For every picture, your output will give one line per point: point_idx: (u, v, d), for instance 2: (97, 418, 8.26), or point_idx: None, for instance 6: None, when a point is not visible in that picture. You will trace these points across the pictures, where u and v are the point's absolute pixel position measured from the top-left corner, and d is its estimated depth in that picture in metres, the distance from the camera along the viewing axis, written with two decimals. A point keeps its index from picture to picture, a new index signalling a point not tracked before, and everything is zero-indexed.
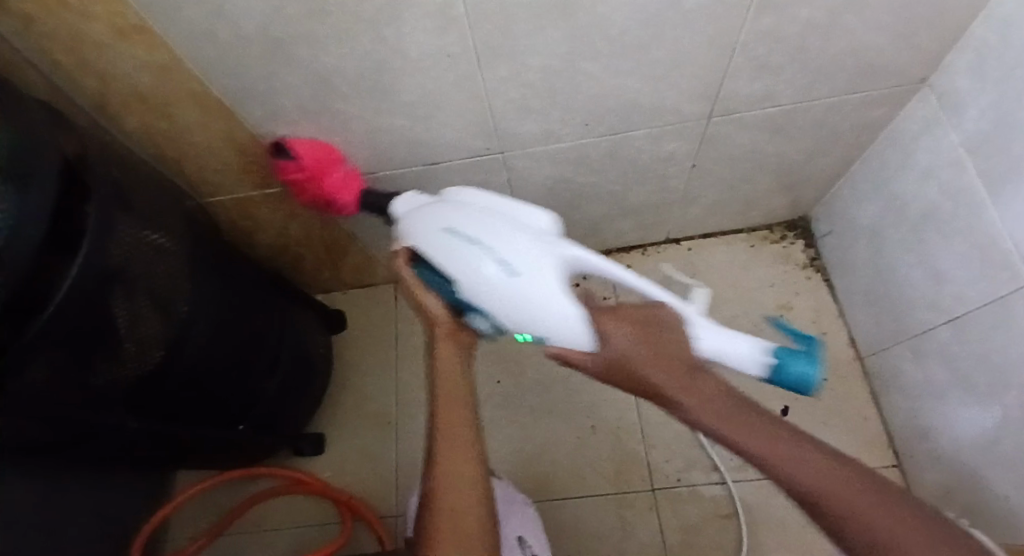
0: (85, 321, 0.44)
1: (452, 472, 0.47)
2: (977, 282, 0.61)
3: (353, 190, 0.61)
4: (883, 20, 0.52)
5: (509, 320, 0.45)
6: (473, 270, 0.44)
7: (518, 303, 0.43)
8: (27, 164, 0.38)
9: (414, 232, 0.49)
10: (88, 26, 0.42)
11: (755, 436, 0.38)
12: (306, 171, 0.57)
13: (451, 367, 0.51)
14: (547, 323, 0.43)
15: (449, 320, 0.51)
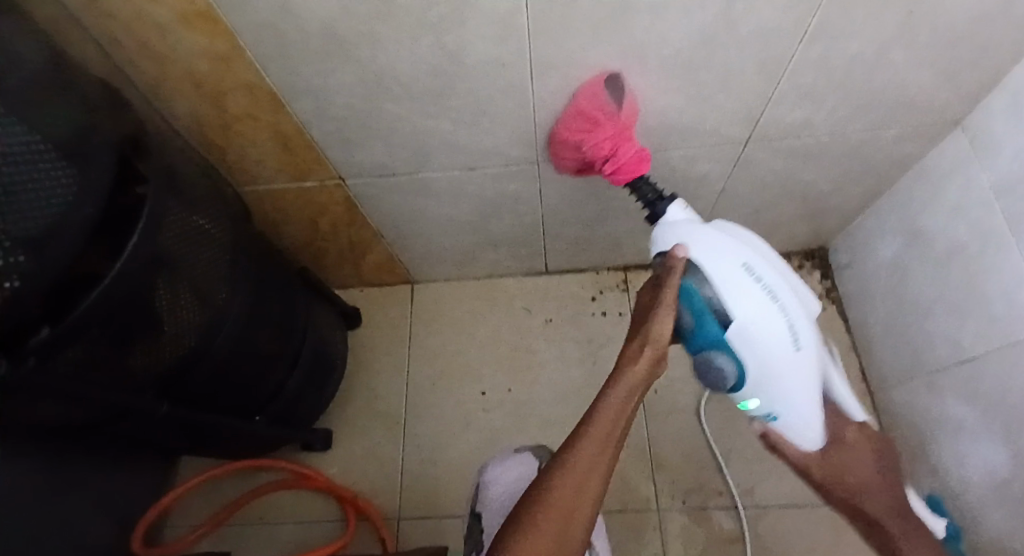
0: (130, 302, 0.44)
1: (572, 488, 0.40)
2: (1001, 323, 0.62)
3: (643, 162, 0.57)
4: (928, 59, 0.53)
5: (762, 380, 0.50)
6: (767, 330, 0.48)
7: (788, 375, 0.49)
8: (85, 142, 0.39)
9: (703, 255, 0.49)
10: (156, 10, 0.43)
11: (869, 492, 0.53)
12: (612, 122, 0.54)
13: (639, 374, 0.45)
14: (792, 399, 0.51)
15: (667, 342, 0.47)
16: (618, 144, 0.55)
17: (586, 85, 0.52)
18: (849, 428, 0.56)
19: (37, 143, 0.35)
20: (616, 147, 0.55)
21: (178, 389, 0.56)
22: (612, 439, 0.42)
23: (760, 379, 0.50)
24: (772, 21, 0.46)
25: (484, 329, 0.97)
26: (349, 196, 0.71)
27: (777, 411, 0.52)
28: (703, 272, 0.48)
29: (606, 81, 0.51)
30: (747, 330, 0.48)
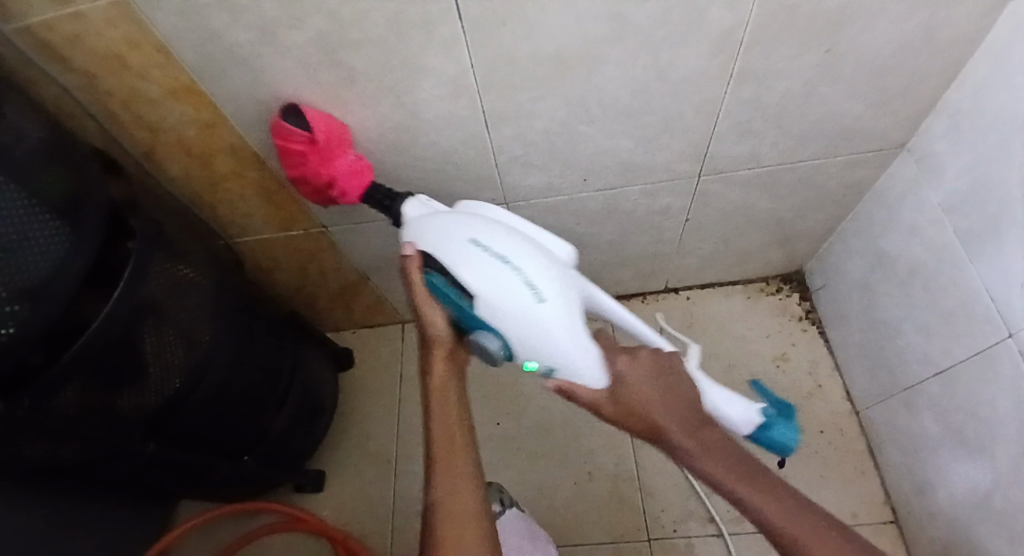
0: (116, 348, 0.48)
1: (449, 503, 0.47)
2: (960, 337, 0.63)
3: (361, 176, 0.55)
4: (857, 92, 0.57)
5: (524, 344, 0.48)
6: (505, 289, 0.46)
7: (539, 324, 0.46)
8: (78, 206, 0.44)
9: (428, 237, 0.49)
10: (147, 86, 0.48)
11: (671, 421, 0.48)
12: (314, 146, 0.50)
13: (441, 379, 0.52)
14: (558, 347, 0.47)
15: (448, 337, 0.52)
16: (323, 169, 0.52)
17: (273, 121, 0.51)
18: (618, 355, 0.50)
19: (34, 209, 0.40)
20: (322, 172, 0.53)
21: (165, 431, 0.59)
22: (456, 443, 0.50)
23: (517, 338, 0.47)
24: (701, 68, 0.51)
25: (473, 365, 1.00)
26: (334, 242, 0.75)
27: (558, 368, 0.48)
28: (429, 253, 0.49)
29: (291, 110, 0.50)
30: (480, 298, 0.46)
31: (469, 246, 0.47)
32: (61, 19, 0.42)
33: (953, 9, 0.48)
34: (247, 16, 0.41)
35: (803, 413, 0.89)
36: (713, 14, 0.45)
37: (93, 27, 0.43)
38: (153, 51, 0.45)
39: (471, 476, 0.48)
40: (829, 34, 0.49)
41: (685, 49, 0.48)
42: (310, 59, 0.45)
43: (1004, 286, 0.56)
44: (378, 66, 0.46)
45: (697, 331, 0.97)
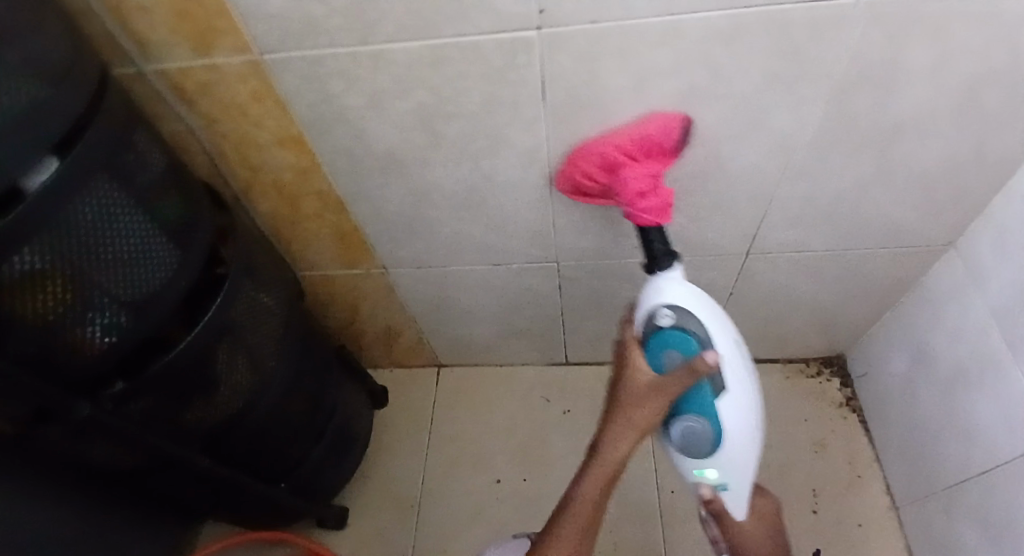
0: (196, 365, 0.52)
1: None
2: (1003, 440, 0.63)
3: (662, 215, 0.53)
4: (908, 192, 0.60)
5: (729, 456, 0.54)
6: (751, 412, 0.53)
7: (748, 454, 0.54)
8: (187, 233, 0.49)
9: (708, 312, 0.52)
10: (260, 134, 0.54)
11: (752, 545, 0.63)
12: (634, 162, 0.52)
13: (622, 448, 0.54)
14: (744, 476, 0.56)
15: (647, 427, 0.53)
16: (625, 170, 0.52)
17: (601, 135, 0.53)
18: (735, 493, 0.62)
19: (154, 233, 0.45)
20: (624, 170, 0.52)
21: (214, 448, 0.62)
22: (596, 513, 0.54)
23: (730, 459, 0.54)
24: (757, 157, 0.55)
25: (504, 417, 1.01)
26: (390, 284, 0.79)
27: (728, 487, 0.56)
28: (708, 332, 0.52)
29: (682, 123, 0.50)
30: (730, 404, 0.52)
31: (737, 350, 0.53)
32: (198, 69, 0.48)
33: (998, 134, 0.52)
34: (363, 85, 0.48)
35: (840, 504, 0.85)
36: (774, 116, 0.50)
37: (225, 78, 0.48)
38: (273, 104, 0.51)
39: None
40: (882, 143, 0.53)
41: (744, 142, 0.53)
42: (406, 122, 0.51)
43: None
44: (465, 132, 0.52)
45: None
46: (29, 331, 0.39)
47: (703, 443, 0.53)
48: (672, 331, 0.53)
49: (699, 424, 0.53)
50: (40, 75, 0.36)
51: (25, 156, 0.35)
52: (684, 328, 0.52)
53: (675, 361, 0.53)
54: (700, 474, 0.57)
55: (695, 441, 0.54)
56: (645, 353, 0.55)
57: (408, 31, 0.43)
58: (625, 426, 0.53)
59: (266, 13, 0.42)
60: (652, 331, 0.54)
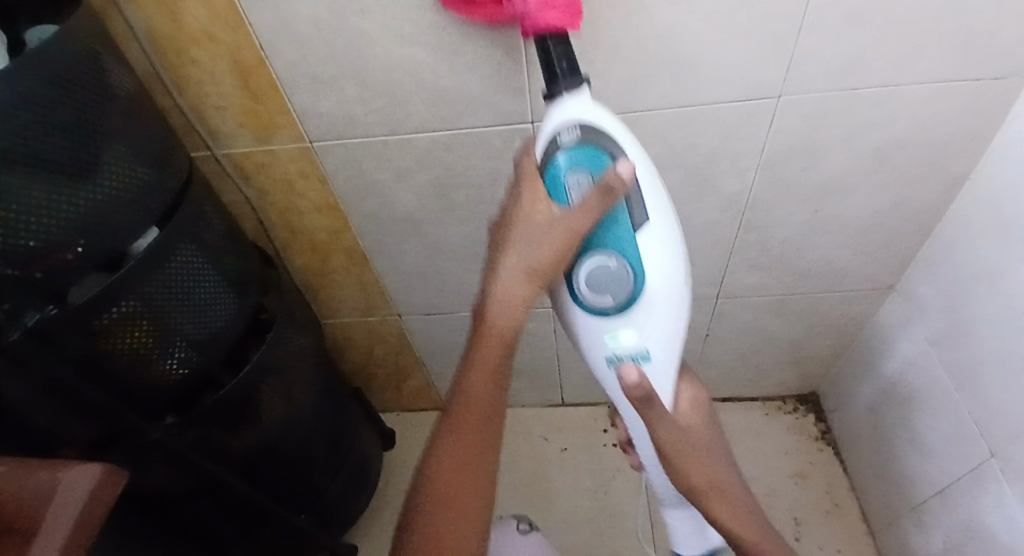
0: (246, 397, 0.60)
1: (447, 474, 0.43)
2: (954, 456, 0.71)
3: (571, 18, 0.40)
4: (846, 241, 0.71)
5: (651, 310, 0.44)
6: (676, 249, 0.43)
7: (670, 309, 0.44)
8: (245, 285, 0.59)
9: (616, 125, 0.42)
10: (303, 203, 0.65)
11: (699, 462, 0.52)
12: None
13: (519, 300, 0.43)
14: (665, 337, 0.46)
15: (544, 273, 0.42)
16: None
17: None
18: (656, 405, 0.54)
19: (222, 285, 0.56)
20: None
21: (251, 476, 0.69)
22: (497, 390, 0.44)
23: (650, 310, 0.44)
24: (715, 215, 0.67)
25: (505, 455, 1.07)
26: (403, 329, 0.89)
27: (648, 357, 0.46)
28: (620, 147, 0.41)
29: None
30: (650, 239, 0.42)
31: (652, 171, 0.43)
32: (256, 153, 0.59)
33: (912, 189, 0.64)
34: (391, 163, 0.59)
35: (821, 531, 0.92)
36: (723, 181, 0.62)
37: (278, 160, 0.60)
38: (314, 178, 0.62)
39: (483, 481, 0.44)
40: (816, 200, 0.65)
41: (702, 203, 0.65)
42: (425, 193, 0.63)
43: (981, 410, 0.65)
44: (474, 200, 0.63)
45: None
46: (124, 363, 0.48)
47: (621, 292, 0.43)
48: (577, 146, 0.41)
49: (614, 263, 0.42)
50: (147, 166, 0.46)
51: (132, 229, 0.45)
52: (592, 143, 0.40)
53: (583, 185, 0.41)
54: (614, 342, 0.46)
55: (609, 286, 0.43)
56: (546, 182, 0.42)
57: (431, 125, 0.55)
58: (522, 278, 0.42)
59: (318, 113, 0.54)
60: (549, 157, 0.42)
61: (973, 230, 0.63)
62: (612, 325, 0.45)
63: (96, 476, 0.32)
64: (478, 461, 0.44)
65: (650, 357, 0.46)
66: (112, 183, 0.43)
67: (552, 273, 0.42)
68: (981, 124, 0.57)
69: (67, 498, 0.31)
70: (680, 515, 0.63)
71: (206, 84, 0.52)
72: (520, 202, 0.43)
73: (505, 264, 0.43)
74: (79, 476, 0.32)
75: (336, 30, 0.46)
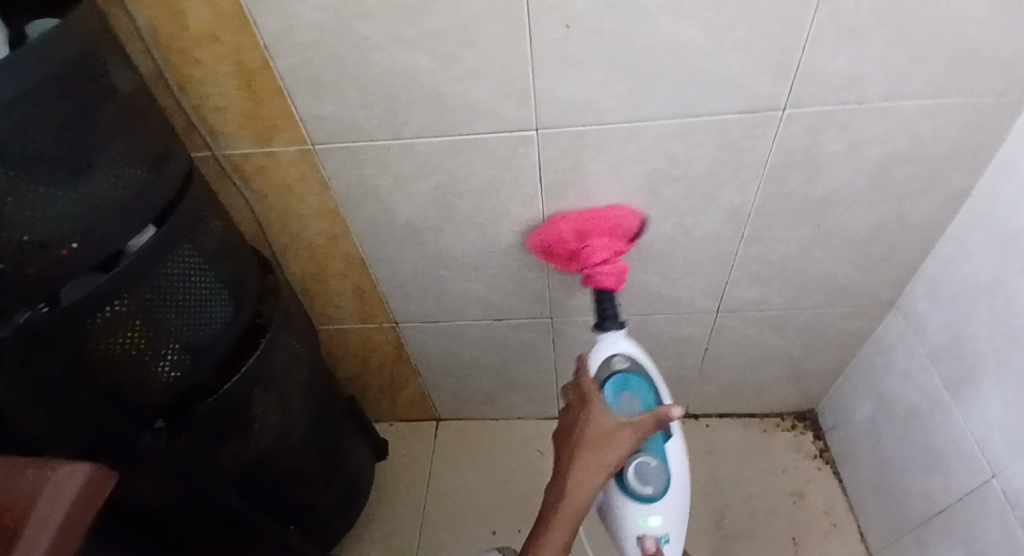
0: (238, 403, 0.59)
1: None
2: (955, 475, 0.70)
3: (617, 283, 0.64)
4: (846, 257, 0.71)
5: (673, 499, 0.56)
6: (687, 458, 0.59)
7: (683, 500, 0.57)
8: (242, 291, 0.59)
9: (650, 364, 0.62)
10: (303, 207, 0.65)
11: None
12: (603, 232, 0.62)
13: (588, 487, 0.54)
14: (679, 526, 0.57)
15: (614, 465, 0.54)
16: (591, 241, 0.62)
17: (582, 207, 0.63)
18: None
19: (220, 290, 0.55)
20: (591, 240, 0.62)
21: (243, 487, 0.67)
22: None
23: (674, 501, 0.56)
24: (716, 227, 0.67)
25: (500, 469, 1.06)
26: (400, 337, 0.88)
27: (667, 540, 0.56)
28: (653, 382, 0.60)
29: (640, 221, 0.64)
30: (675, 445, 0.58)
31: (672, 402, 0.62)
32: (255, 155, 0.59)
33: (913, 205, 0.64)
34: (392, 169, 0.59)
35: (820, 550, 0.90)
36: (723, 194, 0.62)
37: (278, 162, 0.59)
38: (315, 182, 0.61)
39: None
40: (817, 213, 0.65)
41: (703, 216, 0.65)
42: (425, 199, 0.62)
43: (983, 429, 0.64)
44: (475, 207, 0.63)
45: (716, 458, 1.01)
46: (116, 366, 0.47)
47: (654, 482, 0.56)
48: (625, 373, 0.60)
49: (653, 458, 0.56)
50: (146, 165, 0.45)
51: (130, 229, 0.44)
52: (638, 374, 0.60)
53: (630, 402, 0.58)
54: (643, 523, 0.56)
55: (650, 472, 0.56)
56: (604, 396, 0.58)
57: (433, 130, 0.54)
58: (593, 470, 0.54)
59: (320, 116, 0.54)
60: (604, 377, 0.60)
61: (976, 246, 0.63)
62: (644, 510, 0.56)
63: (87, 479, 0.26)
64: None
65: (668, 539, 0.56)
66: (107, 181, 0.42)
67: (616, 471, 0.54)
68: (980, 139, 0.57)
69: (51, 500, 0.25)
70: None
71: (208, 84, 0.52)
72: (586, 411, 0.58)
73: (578, 458, 0.55)
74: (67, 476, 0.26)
75: (341, 32, 0.46)
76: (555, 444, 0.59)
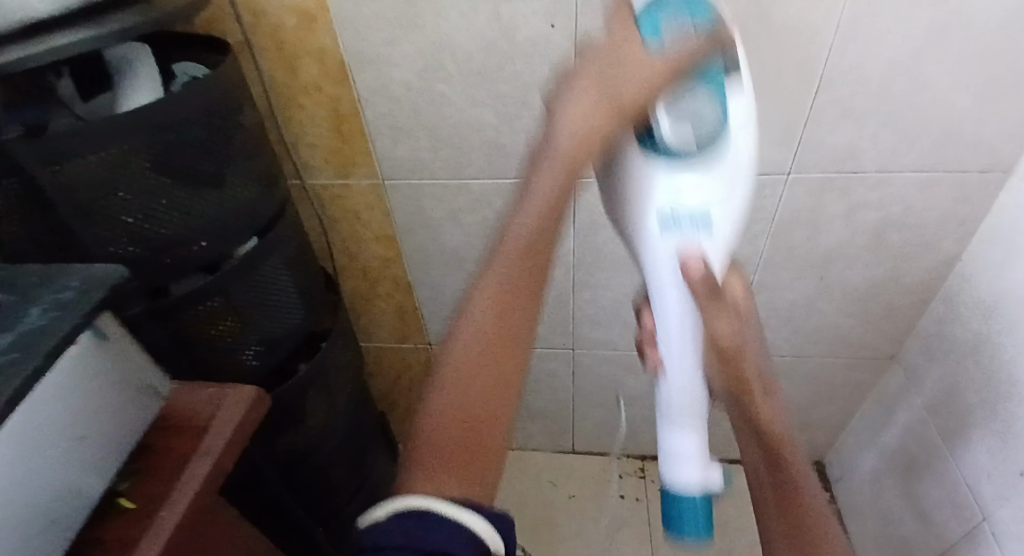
0: (295, 398, 0.67)
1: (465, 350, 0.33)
2: (950, 523, 0.74)
3: None
4: (848, 310, 0.78)
5: (727, 154, 0.35)
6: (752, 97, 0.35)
7: (746, 163, 0.35)
8: (312, 298, 0.67)
9: None
10: (365, 232, 0.74)
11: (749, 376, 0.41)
12: None
13: (590, 125, 0.35)
14: (735, 211, 0.36)
15: (622, 105, 0.34)
16: None
17: None
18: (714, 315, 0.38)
19: (297, 297, 0.64)
20: None
21: (289, 476, 0.75)
22: (542, 247, 0.35)
23: (723, 159, 0.35)
24: None
25: (513, 496, 1.10)
26: (432, 358, 0.95)
27: (706, 221, 0.36)
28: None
29: None
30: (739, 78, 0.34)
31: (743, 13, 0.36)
32: (335, 186, 0.69)
33: (909, 265, 0.71)
34: (448, 204, 0.69)
35: None
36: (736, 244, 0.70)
37: (352, 193, 0.70)
38: (380, 211, 0.71)
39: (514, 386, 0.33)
40: (820, 267, 0.72)
41: None
42: (472, 231, 0.72)
43: (974, 475, 0.69)
44: None
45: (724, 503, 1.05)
46: (209, 349, 0.56)
47: (698, 133, 0.34)
48: None
49: (702, 97, 0.34)
50: (260, 185, 0.55)
51: (241, 237, 0.54)
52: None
53: (675, 27, 0.33)
54: (669, 195, 0.35)
55: (690, 119, 0.34)
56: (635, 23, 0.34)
57: (486, 174, 0.64)
58: (601, 106, 0.35)
59: (393, 157, 0.64)
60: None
61: (966, 304, 0.69)
62: (672, 174, 0.35)
63: (243, 399, 0.45)
64: (520, 318, 0.33)
65: (710, 221, 0.36)
66: (231, 195, 0.51)
67: (633, 112, 0.34)
68: (968, 212, 0.65)
69: (228, 413, 0.44)
70: (687, 424, 0.44)
71: (307, 125, 0.63)
72: (599, 43, 0.36)
73: (577, 93, 0.36)
74: (234, 398, 0.45)
75: (423, 92, 0.57)
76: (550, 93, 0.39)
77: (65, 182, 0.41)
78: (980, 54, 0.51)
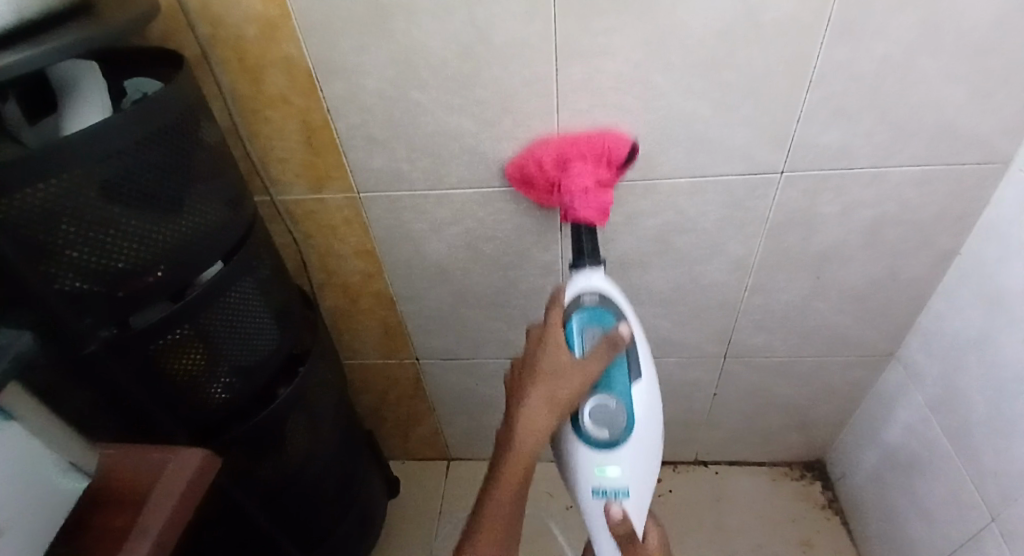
0: (274, 424, 0.64)
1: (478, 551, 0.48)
2: (958, 524, 0.72)
3: (601, 217, 0.55)
4: (846, 308, 0.76)
5: (636, 446, 0.51)
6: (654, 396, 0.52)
7: (652, 444, 0.52)
8: (289, 321, 0.64)
9: (615, 296, 0.52)
10: (342, 247, 0.71)
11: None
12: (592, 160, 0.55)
13: (539, 427, 0.49)
14: (643, 477, 0.52)
15: (566, 403, 0.49)
16: (573, 166, 0.55)
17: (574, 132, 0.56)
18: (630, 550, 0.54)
19: (272, 320, 0.60)
20: (571, 166, 0.55)
21: (272, 505, 0.71)
22: (512, 522, 0.50)
23: (635, 446, 0.51)
24: (723, 275, 0.72)
25: None
26: (419, 373, 0.92)
27: (625, 492, 0.51)
28: (619, 315, 0.51)
29: (628, 144, 0.56)
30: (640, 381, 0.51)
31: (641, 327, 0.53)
32: (308, 201, 0.65)
33: (907, 261, 0.69)
34: (428, 216, 0.65)
35: None
36: (730, 246, 0.68)
37: (327, 208, 0.66)
38: (357, 225, 0.68)
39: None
40: (816, 266, 0.70)
41: (712, 265, 0.70)
42: (454, 243, 0.68)
43: (980, 474, 0.67)
44: (500, 251, 0.69)
45: (725, 506, 1.02)
46: (178, 383, 0.52)
47: (614, 430, 0.50)
48: (584, 313, 0.51)
49: (613, 400, 0.50)
50: (224, 205, 0.52)
51: (207, 261, 0.50)
52: (605, 308, 0.51)
53: (594, 337, 0.50)
54: (600, 474, 0.51)
55: (607, 422, 0.50)
56: (563, 332, 0.51)
57: (467, 183, 0.61)
58: (546, 403, 0.49)
59: (369, 168, 0.61)
60: (567, 314, 0.52)
61: (966, 302, 0.67)
62: (600, 458, 0.51)
63: (194, 460, 0.45)
64: (514, 518, 0.50)
65: (629, 493, 0.52)
66: (192, 216, 0.48)
67: (569, 406, 0.49)
68: (967, 206, 0.63)
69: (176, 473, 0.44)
70: None
71: (274, 138, 0.59)
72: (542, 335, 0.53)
73: (528, 395, 0.50)
74: (182, 458, 0.45)
75: (397, 101, 0.54)
76: (506, 383, 0.55)
77: (2, 218, 0.37)
78: (974, 47, 0.49)
